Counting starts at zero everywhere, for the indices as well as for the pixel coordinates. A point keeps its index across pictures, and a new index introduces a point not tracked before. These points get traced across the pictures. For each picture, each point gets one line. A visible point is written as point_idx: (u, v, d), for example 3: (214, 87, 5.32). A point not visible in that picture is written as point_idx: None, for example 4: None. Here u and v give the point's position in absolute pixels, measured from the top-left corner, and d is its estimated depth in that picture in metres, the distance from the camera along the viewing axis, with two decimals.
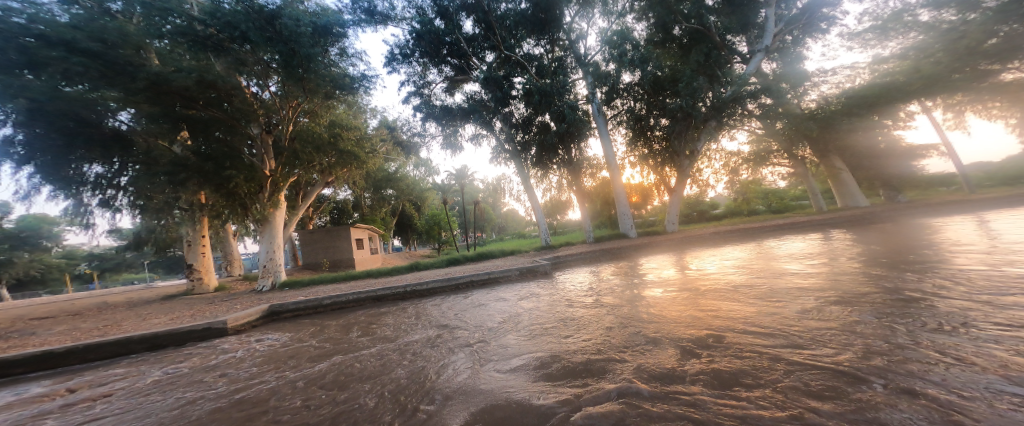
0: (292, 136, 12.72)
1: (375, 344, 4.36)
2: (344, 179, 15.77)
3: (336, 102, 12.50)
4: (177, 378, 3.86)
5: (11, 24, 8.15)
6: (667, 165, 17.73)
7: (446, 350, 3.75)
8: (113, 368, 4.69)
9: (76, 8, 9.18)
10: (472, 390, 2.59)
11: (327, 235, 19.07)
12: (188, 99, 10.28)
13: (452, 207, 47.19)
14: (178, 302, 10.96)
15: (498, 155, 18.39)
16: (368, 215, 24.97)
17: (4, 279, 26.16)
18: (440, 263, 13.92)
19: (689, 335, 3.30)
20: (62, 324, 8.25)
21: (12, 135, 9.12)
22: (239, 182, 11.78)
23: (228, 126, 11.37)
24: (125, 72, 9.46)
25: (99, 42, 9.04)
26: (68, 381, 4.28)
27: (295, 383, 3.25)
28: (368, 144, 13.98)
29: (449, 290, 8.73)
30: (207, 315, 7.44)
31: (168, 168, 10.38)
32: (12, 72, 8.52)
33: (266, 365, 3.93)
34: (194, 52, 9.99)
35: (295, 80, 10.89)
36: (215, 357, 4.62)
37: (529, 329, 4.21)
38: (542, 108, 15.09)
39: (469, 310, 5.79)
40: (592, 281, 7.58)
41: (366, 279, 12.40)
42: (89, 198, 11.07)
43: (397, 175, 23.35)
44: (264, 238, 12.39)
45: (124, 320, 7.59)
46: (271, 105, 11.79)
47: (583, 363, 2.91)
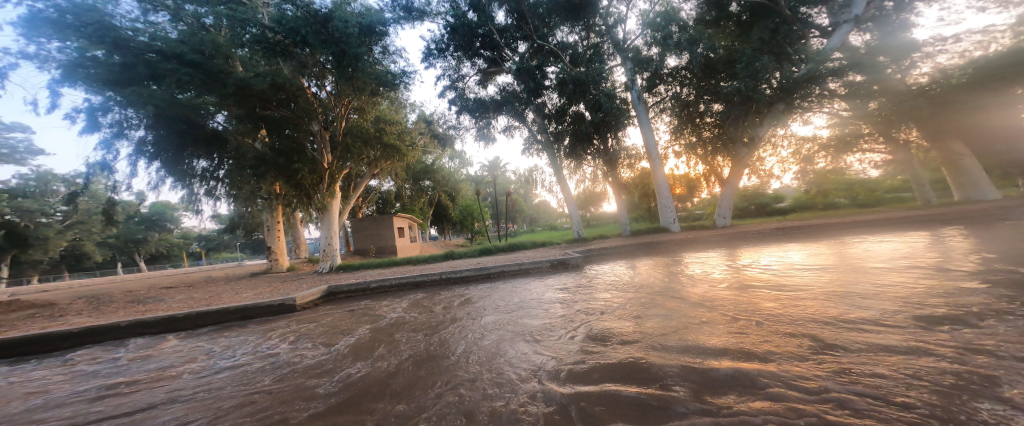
0: (345, 132, 13.45)
1: (427, 325, 4.71)
2: (387, 172, 16.57)
3: (380, 98, 13.18)
4: (268, 345, 4.49)
5: (137, 42, 9.55)
6: (719, 154, 16.61)
7: (493, 334, 3.97)
8: (217, 334, 5.52)
9: (180, 25, 10.67)
10: (525, 373, 2.77)
11: (373, 224, 20.38)
12: (264, 101, 11.43)
13: (485, 198, 48.05)
14: (259, 279, 12.53)
15: (530, 147, 18.40)
16: (408, 205, 26.18)
17: (139, 254, 31.74)
18: (473, 253, 14.35)
19: (732, 336, 3.13)
20: (179, 293, 9.76)
21: (145, 137, 10.87)
22: (304, 174, 12.79)
23: (294, 124, 12.62)
24: (218, 80, 10.67)
25: (199, 54, 10.36)
26: (187, 342, 5.12)
27: (366, 356, 3.68)
28: (408, 137, 14.57)
29: (481, 279, 9.02)
30: (281, 292, 8.40)
31: (251, 162, 11.71)
32: (142, 84, 10.02)
33: (338, 339, 4.45)
34: (266, 58, 11.00)
35: (346, 79, 11.67)
36: (296, 328, 5.29)
37: (572, 319, 4.30)
38: (576, 97, 14.81)
39: (511, 298, 6.03)
40: (626, 276, 7.42)
41: (407, 266, 13.17)
42: (199, 187, 12.82)
43: (434, 167, 24.30)
44: (322, 226, 13.52)
45: (222, 293, 8.82)
46: (327, 103, 12.66)
47: (631, 353, 2.97)
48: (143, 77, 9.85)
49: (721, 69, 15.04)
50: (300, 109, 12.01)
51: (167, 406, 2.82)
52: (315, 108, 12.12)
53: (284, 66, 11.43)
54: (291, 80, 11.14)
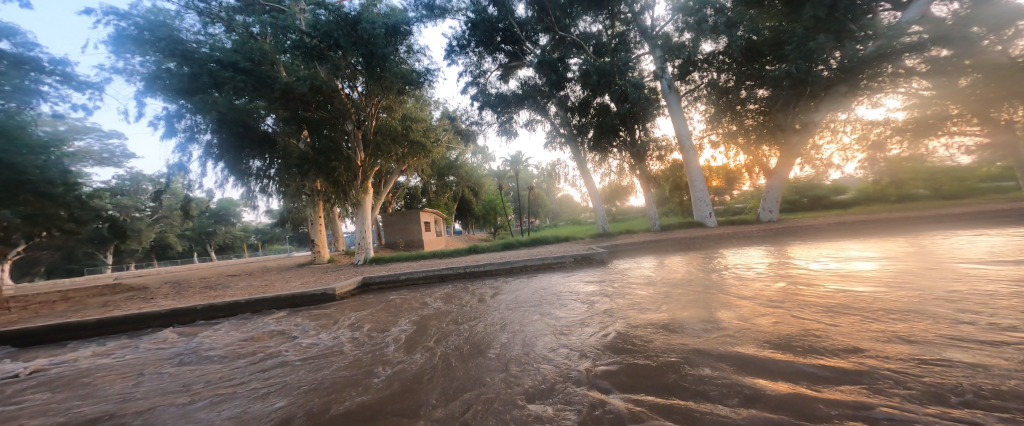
0: (374, 131, 13.93)
1: (460, 316, 4.93)
2: (414, 168, 16.99)
3: (407, 97, 13.51)
4: (318, 330, 4.89)
5: (201, 54, 10.55)
6: (764, 142, 15.83)
7: (525, 325, 4.12)
8: (272, 319, 6.04)
9: (234, 35, 11.62)
10: (558, 361, 2.89)
11: (401, 218, 21.06)
12: (304, 103, 12.05)
13: (508, 193, 48.27)
14: (303, 270, 13.42)
15: (553, 141, 18.25)
16: (433, 200, 26.62)
17: (210, 245, 35.27)
18: (498, 247, 14.52)
19: (764, 334, 3.02)
20: (243, 281, 10.74)
21: (211, 140, 11.97)
22: (341, 172, 13.15)
23: (331, 124, 13.20)
24: (266, 84, 11.47)
25: (249, 61, 11.20)
26: (248, 326, 5.66)
27: (408, 343, 3.94)
28: (433, 134, 14.82)
29: (504, 273, 9.15)
30: (323, 282, 8.99)
31: (296, 162, 12.52)
32: (206, 91, 10.94)
33: (381, 326, 4.78)
34: (304, 62, 11.59)
35: (375, 79, 12.15)
36: (341, 316, 5.69)
37: (602, 312, 4.36)
38: (600, 89, 14.53)
39: (540, 291, 6.16)
40: (652, 272, 7.27)
41: (433, 259, 13.57)
42: (256, 185, 13.85)
43: (457, 163, 24.64)
44: (355, 219, 14.15)
45: (273, 282, 9.57)
46: (359, 104, 13.25)
47: (662, 345, 3.02)
48: (206, 85, 10.77)
49: (766, 52, 14.24)
50: (335, 110, 12.49)
51: (226, 384, 3.15)
52: (348, 108, 12.67)
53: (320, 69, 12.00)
54: (327, 83, 11.69)
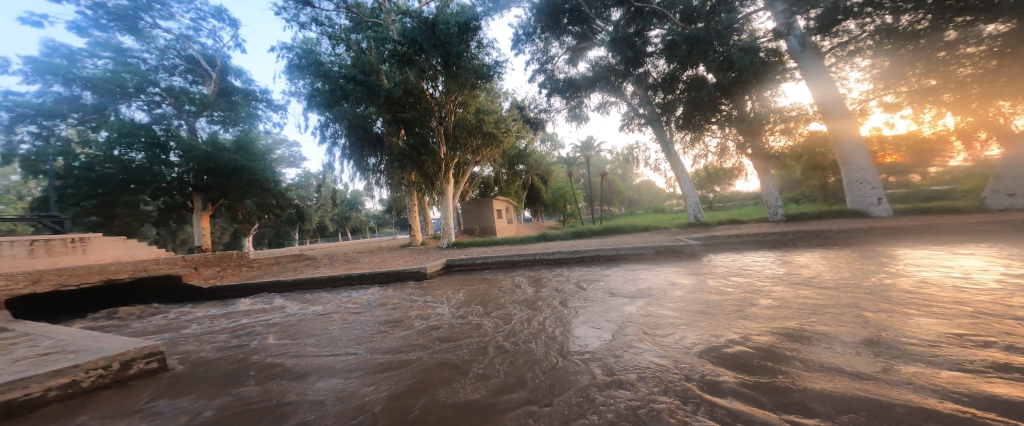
0: (453, 125, 15.00)
1: (537, 299, 5.44)
2: (488, 158, 17.84)
3: (479, 91, 14.26)
4: (419, 302, 5.87)
5: (330, 73, 12.49)
6: (999, 98, 10.01)
7: (596, 308, 4.46)
8: (382, 290, 7.32)
9: (353, 52, 13.48)
10: (623, 337, 3.22)
11: (477, 206, 22.43)
12: (400, 105, 13.71)
13: (579, 180, 47.55)
14: (399, 251, 15.38)
15: (631, 122, 17.56)
16: (504, 189, 27.38)
17: (344, 228, 42.89)
18: (569, 235, 14.75)
19: (871, 332, 2.77)
20: (372, 257, 13.40)
21: (340, 141, 14.44)
22: (429, 165, 14.66)
23: (421, 122, 14.60)
24: (376, 93, 13.08)
25: (362, 74, 12.86)
26: (366, 294, 6.98)
27: (493, 316, 4.60)
28: (503, 124, 15.35)
29: (574, 262, 9.33)
30: (416, 262, 10.34)
31: (398, 157, 14.24)
32: (338, 103, 12.98)
33: (468, 303, 5.54)
34: (397, 67, 12.90)
35: (452, 77, 13.10)
36: (436, 292, 6.67)
37: (673, 302, 4.46)
38: (688, 63, 13.31)
39: (612, 281, 6.35)
40: (738, 268, 6.77)
41: (506, 245, 14.29)
42: (373, 180, 15.87)
43: (527, 152, 25.17)
44: (439, 206, 15.58)
45: (379, 260, 11.31)
46: (440, 101, 14.41)
47: (728, 331, 3.15)
48: (337, 98, 12.79)
49: None
50: (422, 109, 14.06)
51: (355, 338, 3.99)
52: (433, 108, 14.02)
53: (410, 74, 13.20)
54: (415, 85, 13.23)
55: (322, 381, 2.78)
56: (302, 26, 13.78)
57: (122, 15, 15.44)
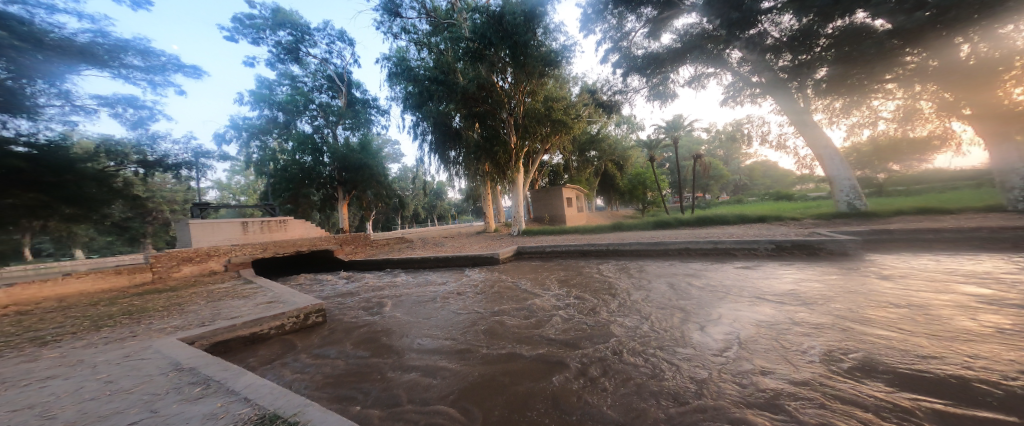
0: (523, 114, 15.26)
1: (601, 290, 5.71)
2: (557, 146, 17.62)
3: (546, 78, 14.21)
4: (493, 287, 6.54)
5: (416, 75, 13.76)
6: None
7: (657, 304, 4.61)
8: (461, 275, 8.23)
9: (434, 53, 14.41)
10: (673, 334, 3.46)
11: (546, 195, 22.58)
12: (474, 100, 14.50)
13: (660, 163, 43.94)
14: (474, 237, 16.52)
15: (733, 97, 14.99)
16: (575, 176, 26.74)
17: (428, 215, 46.77)
18: (646, 225, 14.16)
19: (943, 355, 2.56)
20: (453, 241, 14.73)
21: (427, 137, 16.02)
22: (501, 155, 15.36)
23: (492, 114, 15.18)
24: (450, 89, 13.79)
25: (441, 73, 13.76)
26: (448, 278, 7.95)
27: (558, 303, 5.06)
28: (573, 111, 15.03)
29: (649, 254, 8.99)
30: (490, 248, 11.16)
31: (473, 149, 14.89)
32: (424, 103, 14.23)
33: (536, 290, 6.05)
34: (470, 62, 13.49)
35: (520, 67, 13.37)
36: (507, 279, 7.31)
37: (741, 303, 4.37)
38: (836, 12, 9.29)
39: (682, 277, 6.24)
40: (838, 270, 5.94)
41: (577, 234, 14.31)
42: (452, 171, 17.04)
43: (599, 136, 24.24)
44: (509, 195, 16.10)
45: (457, 246, 12.42)
46: (509, 92, 14.85)
47: (783, 336, 3.18)
48: (423, 98, 14.03)
49: None
50: (494, 101, 14.74)
51: (436, 314, 4.86)
52: (503, 100, 14.56)
53: (481, 68, 13.71)
54: (486, 79, 13.79)
55: (415, 348, 3.59)
56: (395, 37, 15.18)
57: (292, 50, 19.50)
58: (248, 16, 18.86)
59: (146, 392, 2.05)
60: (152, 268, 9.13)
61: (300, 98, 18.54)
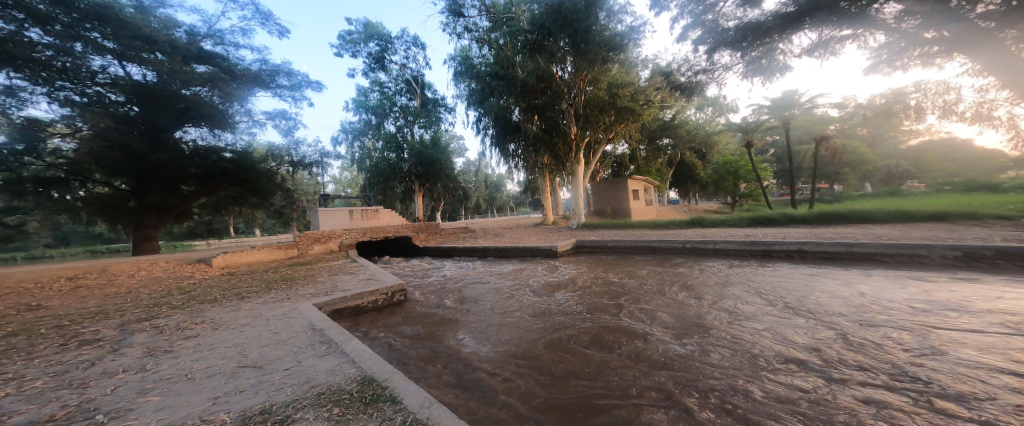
0: (585, 103, 14.88)
1: (662, 289, 5.81)
2: (621, 135, 16.67)
3: (611, 64, 13.45)
4: (555, 280, 6.94)
5: (478, 72, 14.47)
6: None
7: (714, 306, 4.70)
8: (525, 266, 8.72)
9: (495, 48, 14.72)
10: (721, 336, 3.66)
11: (610, 186, 21.83)
12: (534, 92, 14.60)
13: None
14: (535, 228, 16.87)
15: (889, 61, 10.31)
16: (643, 167, 25.08)
17: (492, 204, 47.72)
18: (738, 221, 13.00)
19: (1008, 378, 2.48)
20: (513, 232, 15.23)
21: (488, 131, 16.76)
22: (560, 146, 15.37)
23: (551, 106, 15.13)
24: (510, 83, 14.09)
25: (501, 68, 14.14)
26: (513, 268, 8.52)
27: (617, 300, 5.33)
28: (643, 96, 13.97)
29: (736, 253, 8.38)
30: (550, 239, 11.48)
31: (533, 142, 15.06)
32: (487, 98, 14.85)
33: (598, 285, 6.32)
34: (529, 54, 13.49)
35: (581, 55, 13.00)
36: (572, 272, 7.62)
37: (808, 311, 4.28)
38: None
39: (755, 280, 6.01)
40: (965, 284, 5.09)
41: (644, 229, 13.78)
42: (511, 162, 17.58)
43: (674, 122, 22.52)
44: (570, 187, 16.06)
45: (518, 236, 12.89)
46: (569, 82, 14.71)
47: (833, 345, 3.24)
48: (485, 92, 14.64)
49: None
50: (553, 92, 14.66)
51: (500, 301, 5.46)
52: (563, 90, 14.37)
53: (541, 59, 13.63)
54: (545, 70, 13.76)
55: (484, 329, 4.24)
56: (459, 36, 15.78)
57: (379, 59, 21.21)
58: (347, 32, 21.01)
59: (294, 346, 2.60)
60: (297, 245, 11.16)
61: (387, 102, 20.31)
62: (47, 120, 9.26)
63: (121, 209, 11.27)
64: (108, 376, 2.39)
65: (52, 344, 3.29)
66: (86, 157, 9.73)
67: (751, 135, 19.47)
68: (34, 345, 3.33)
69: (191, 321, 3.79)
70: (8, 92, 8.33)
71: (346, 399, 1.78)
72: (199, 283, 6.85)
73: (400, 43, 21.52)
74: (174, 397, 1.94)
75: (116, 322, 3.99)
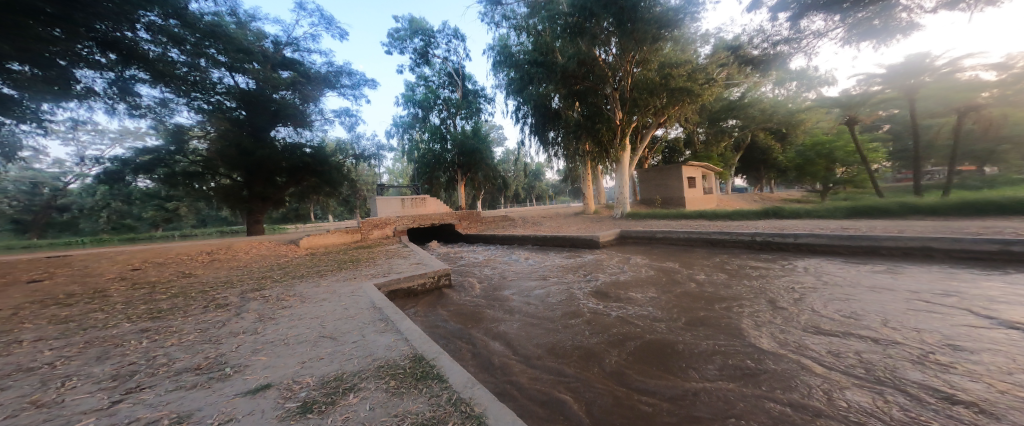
0: (631, 87, 14.24)
1: (720, 281, 5.61)
2: (675, 118, 15.65)
3: (662, 43, 12.54)
4: (605, 269, 6.94)
5: (518, 61, 14.48)
6: None
7: (769, 299, 4.54)
8: (574, 255, 8.75)
9: (534, 35, 14.38)
10: (767, 326, 3.61)
11: (660, 174, 20.87)
12: (575, 78, 14.19)
13: None
14: (578, 218, 16.67)
15: None
16: (702, 152, 23.50)
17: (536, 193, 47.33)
18: (824, 211, 11.58)
19: None
20: (552, 221, 15.22)
21: (528, 119, 16.78)
22: (603, 132, 15.00)
23: (593, 91, 14.75)
24: (550, 70, 13.82)
25: (540, 55, 13.92)
26: (561, 257, 8.60)
27: (665, 289, 5.28)
28: (701, 75, 12.84)
29: (824, 248, 7.37)
30: (593, 229, 11.40)
31: (573, 128, 15.11)
32: (526, 86, 14.79)
33: (652, 275, 6.24)
34: (570, 38, 13.04)
35: (627, 35, 12.35)
36: (628, 262, 7.54)
37: (880, 307, 3.96)
38: None
39: (830, 276, 5.54)
40: None
41: (699, 220, 13.05)
42: (552, 150, 17.55)
43: (743, 101, 20.52)
44: (615, 175, 15.78)
45: (558, 225, 12.93)
46: (614, 65, 14.05)
47: (894, 341, 3.07)
48: (524, 81, 14.55)
49: None
50: (596, 77, 14.14)
51: (547, 289, 5.60)
52: (607, 73, 13.82)
53: (582, 43, 13.13)
54: (588, 54, 13.30)
55: (530, 312, 4.47)
56: (497, 25, 15.70)
57: (423, 54, 21.74)
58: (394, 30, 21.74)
59: (360, 321, 2.88)
60: (360, 229, 12.02)
61: (431, 95, 20.92)
62: (186, 125, 11.33)
63: (236, 198, 13.09)
64: (233, 335, 2.82)
65: (200, 305, 3.98)
66: (214, 155, 11.85)
67: (855, 109, 15.18)
68: (186, 305, 4.04)
69: (286, 293, 4.28)
70: (163, 104, 9.70)
71: (401, 374, 1.95)
72: (285, 260, 7.80)
73: (442, 37, 21.85)
74: (275, 359, 2.23)
75: (237, 290, 4.66)
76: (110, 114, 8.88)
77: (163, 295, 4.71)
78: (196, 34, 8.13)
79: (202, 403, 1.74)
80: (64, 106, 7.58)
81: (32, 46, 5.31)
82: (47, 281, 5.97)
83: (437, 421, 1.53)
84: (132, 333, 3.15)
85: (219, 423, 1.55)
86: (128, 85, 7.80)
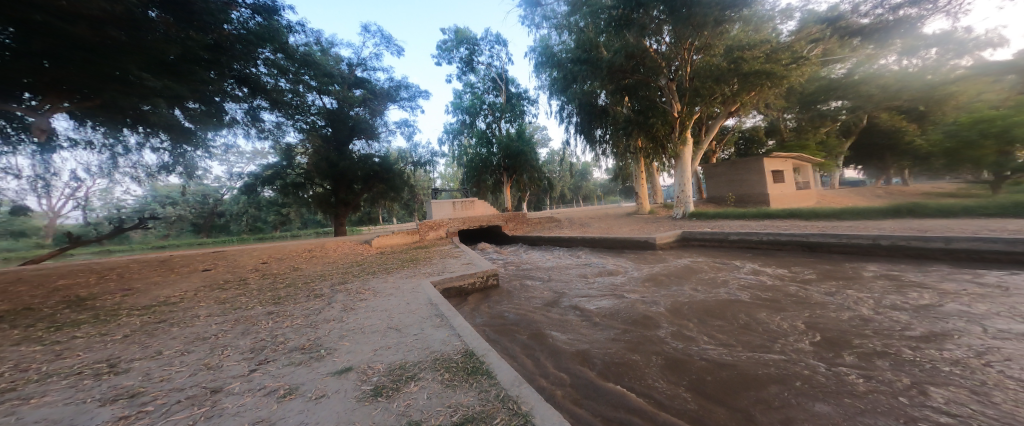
0: (691, 75, 13.46)
1: (803, 289, 5.16)
2: (751, 104, 14.12)
3: (728, 25, 11.61)
4: (670, 274, 6.72)
5: (561, 60, 14.56)
6: None
7: (851, 310, 4.17)
8: (635, 258, 8.51)
9: (577, 30, 13.98)
10: (839, 337, 3.39)
11: (732, 169, 19.49)
12: (623, 73, 13.66)
13: None
14: (633, 218, 16.12)
15: None
16: (792, 141, 21.12)
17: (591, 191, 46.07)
18: (997, 207, 9.01)
19: None
20: (604, 222, 14.81)
21: (574, 118, 16.42)
22: (658, 127, 14.48)
23: (646, 84, 14.49)
24: (593, 65, 13.54)
25: (585, 53, 13.67)
26: (622, 261, 8.35)
27: (733, 296, 5.02)
28: (784, 54, 11.40)
29: (988, 257, 5.90)
30: (645, 230, 11.01)
31: (622, 125, 14.80)
32: (570, 85, 14.79)
33: (721, 281, 5.91)
34: (615, 29, 12.46)
35: (682, 21, 11.34)
36: (701, 267, 7.20)
37: (993, 323, 3.47)
38: None
39: (952, 288, 4.75)
40: None
41: (783, 221, 11.86)
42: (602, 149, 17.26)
43: (851, 78, 17.35)
44: (676, 172, 14.99)
45: (610, 226, 12.72)
46: (667, 54, 13.27)
47: (994, 359, 2.74)
48: (569, 78, 14.57)
49: None
50: (647, 69, 13.59)
51: (605, 292, 5.58)
52: (660, 63, 13.18)
53: (630, 35, 12.56)
54: (639, 45, 12.66)
55: (588, 314, 4.56)
56: (539, 27, 15.71)
57: (469, 62, 22.41)
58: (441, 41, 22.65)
59: (419, 316, 3.07)
60: (417, 231, 12.67)
61: (477, 101, 21.50)
62: (294, 145, 13.29)
63: (327, 204, 14.64)
64: (325, 321, 3.14)
65: (309, 293, 4.49)
66: (312, 168, 13.57)
67: None
68: (297, 293, 4.58)
69: (363, 286, 4.68)
70: (279, 127, 10.99)
71: (453, 367, 2.06)
72: (358, 258, 8.59)
73: (485, 43, 22.28)
74: (355, 345, 2.46)
75: (328, 282, 5.22)
76: (248, 137, 10.13)
77: (281, 284, 5.46)
78: (295, 64, 9.14)
79: (305, 378, 1.98)
80: (221, 135, 8.98)
81: (201, 87, 6.35)
82: (213, 269, 7.25)
83: (487, 416, 1.60)
84: (263, 314, 3.67)
85: (315, 397, 1.76)
86: (257, 113, 8.98)
